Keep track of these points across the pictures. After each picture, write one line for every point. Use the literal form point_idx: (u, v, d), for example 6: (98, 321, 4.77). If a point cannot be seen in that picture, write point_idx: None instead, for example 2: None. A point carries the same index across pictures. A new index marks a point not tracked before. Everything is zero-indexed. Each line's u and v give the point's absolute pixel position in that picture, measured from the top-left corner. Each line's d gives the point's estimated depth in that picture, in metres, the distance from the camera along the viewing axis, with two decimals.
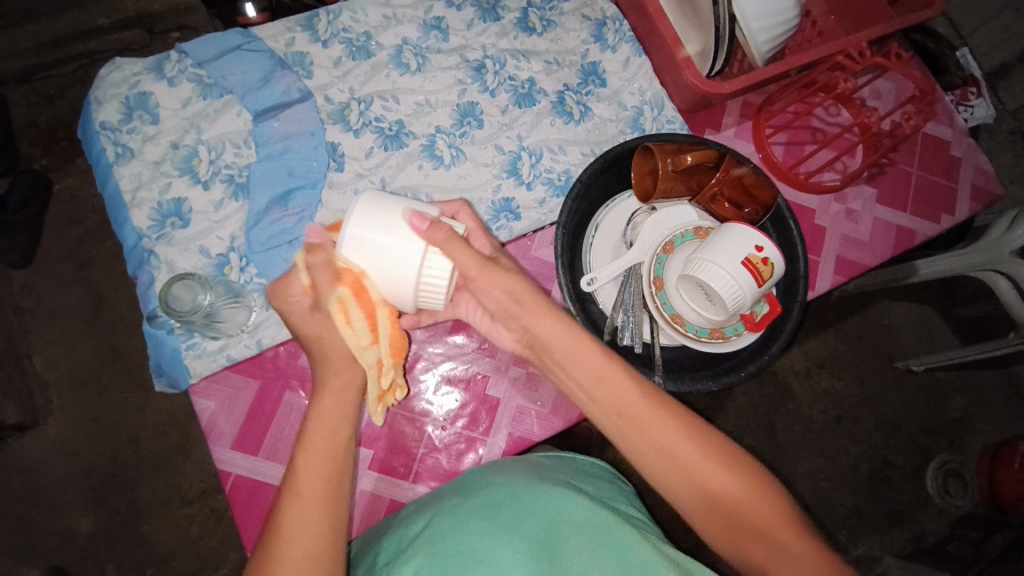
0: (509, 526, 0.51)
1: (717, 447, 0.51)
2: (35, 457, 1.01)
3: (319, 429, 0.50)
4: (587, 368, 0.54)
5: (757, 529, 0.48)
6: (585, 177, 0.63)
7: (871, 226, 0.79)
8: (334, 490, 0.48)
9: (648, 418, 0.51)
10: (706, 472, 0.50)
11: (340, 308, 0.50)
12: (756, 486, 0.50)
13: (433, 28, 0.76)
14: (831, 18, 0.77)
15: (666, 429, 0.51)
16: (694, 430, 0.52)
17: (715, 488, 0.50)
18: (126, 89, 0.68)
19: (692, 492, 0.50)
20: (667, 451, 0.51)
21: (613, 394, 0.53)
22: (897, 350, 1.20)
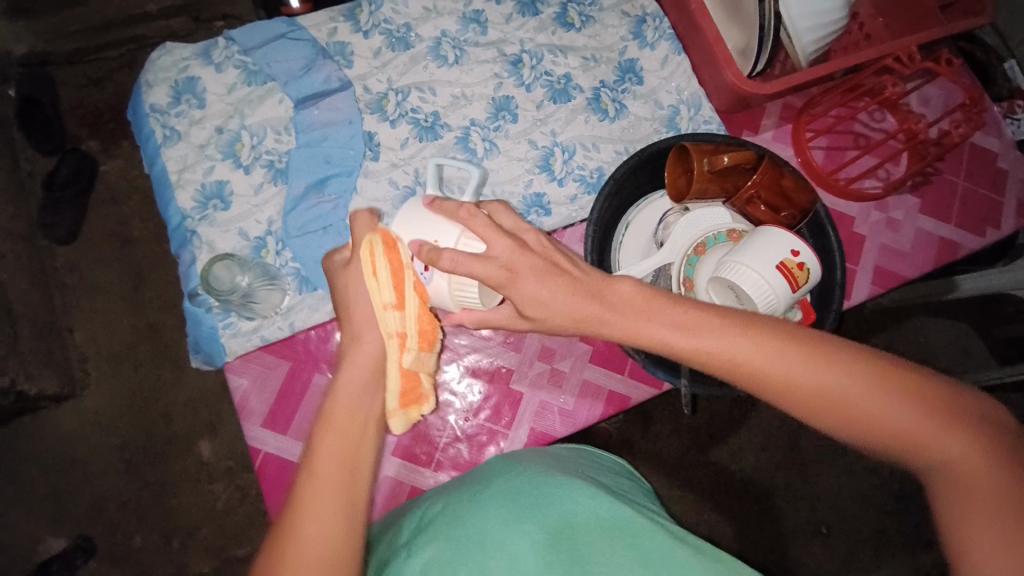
0: (523, 513, 0.51)
1: (868, 372, 0.47)
2: (71, 426, 1.05)
3: (337, 408, 0.48)
4: (700, 330, 0.49)
5: (921, 445, 0.46)
6: (620, 174, 0.62)
7: (911, 237, 0.77)
8: (352, 470, 0.46)
9: (766, 364, 0.47)
10: (857, 404, 0.46)
11: (368, 256, 0.49)
12: (914, 405, 0.46)
13: (472, 21, 0.76)
14: (879, 21, 0.74)
15: (798, 373, 0.47)
16: (833, 362, 0.47)
17: (871, 416, 0.46)
18: (175, 74, 0.71)
19: (849, 424, 0.47)
20: (805, 393, 0.47)
21: (728, 350, 0.48)
22: (929, 367, 1.16)
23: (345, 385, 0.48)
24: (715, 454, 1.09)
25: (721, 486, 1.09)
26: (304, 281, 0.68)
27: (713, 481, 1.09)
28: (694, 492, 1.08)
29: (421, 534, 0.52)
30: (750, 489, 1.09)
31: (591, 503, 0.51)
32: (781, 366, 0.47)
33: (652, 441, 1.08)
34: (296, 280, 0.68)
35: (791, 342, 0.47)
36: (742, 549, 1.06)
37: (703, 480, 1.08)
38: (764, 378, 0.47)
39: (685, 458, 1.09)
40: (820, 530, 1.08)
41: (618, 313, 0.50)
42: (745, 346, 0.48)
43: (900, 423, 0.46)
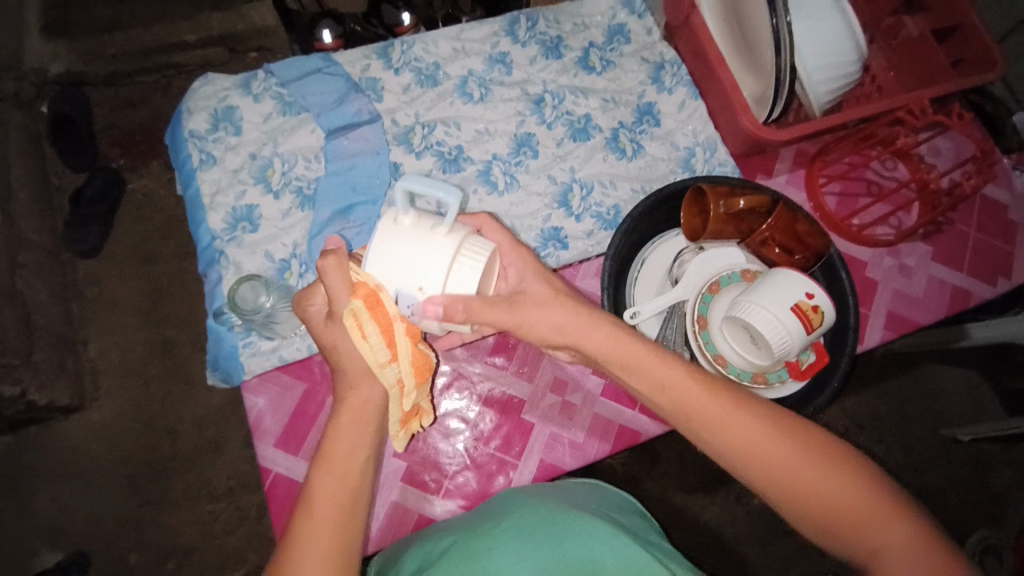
0: (539, 546, 0.51)
1: (804, 437, 0.48)
2: (77, 439, 1.05)
3: (334, 449, 0.49)
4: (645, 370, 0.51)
5: (852, 520, 0.46)
6: (637, 213, 0.64)
7: (924, 283, 0.77)
8: (347, 512, 0.47)
9: (712, 410, 0.49)
10: (794, 470, 0.47)
11: (356, 321, 0.48)
12: (850, 478, 0.47)
13: (498, 62, 0.80)
14: (891, 74, 0.78)
15: (742, 425, 0.48)
16: (773, 422, 0.49)
17: (803, 483, 0.47)
18: (215, 102, 0.74)
19: (780, 490, 0.47)
20: (745, 449, 0.48)
21: (680, 387, 0.50)
22: (941, 416, 1.15)
23: (343, 426, 0.50)
24: (722, 495, 1.07)
25: (728, 529, 1.06)
26: None
27: (719, 523, 1.07)
28: (700, 534, 1.06)
29: (435, 563, 0.52)
30: (757, 534, 1.07)
31: (611, 544, 0.51)
32: (728, 415, 0.49)
33: (658, 479, 1.07)
34: None
35: (737, 396, 0.50)
36: None
37: (709, 522, 1.06)
38: (708, 426, 0.49)
39: (691, 498, 1.07)
40: None
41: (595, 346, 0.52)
42: (693, 392, 0.50)
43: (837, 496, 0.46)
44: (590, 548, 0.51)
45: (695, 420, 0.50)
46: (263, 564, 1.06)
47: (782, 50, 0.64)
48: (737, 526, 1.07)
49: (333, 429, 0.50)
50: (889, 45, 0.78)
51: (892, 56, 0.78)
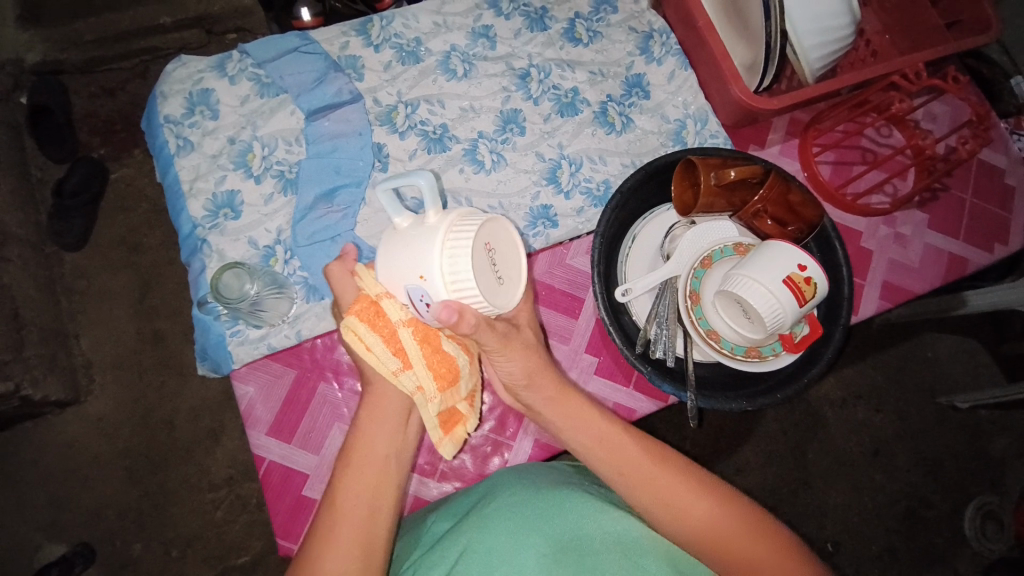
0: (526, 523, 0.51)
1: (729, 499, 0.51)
2: (74, 434, 1.05)
3: (357, 454, 0.53)
4: (581, 422, 0.53)
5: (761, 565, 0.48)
6: (627, 187, 0.63)
7: (920, 251, 0.76)
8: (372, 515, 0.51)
9: (639, 463, 0.51)
10: (705, 517, 0.49)
11: (355, 337, 0.51)
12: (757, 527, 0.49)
13: (481, 36, 0.77)
14: (886, 38, 0.75)
15: (659, 475, 0.51)
16: (690, 474, 0.51)
17: (713, 527, 0.49)
18: (190, 85, 0.72)
19: (694, 538, 0.49)
20: (669, 501, 0.50)
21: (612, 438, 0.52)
22: (938, 384, 1.15)
23: (364, 434, 0.54)
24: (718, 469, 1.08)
25: None
26: (312, 289, 0.69)
27: None
28: None
29: (433, 549, 0.54)
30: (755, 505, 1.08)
31: (600, 517, 0.52)
32: (648, 471, 0.51)
33: None
34: (304, 288, 0.69)
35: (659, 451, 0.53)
36: None
37: None
38: (629, 476, 0.51)
39: None
40: (827, 549, 1.07)
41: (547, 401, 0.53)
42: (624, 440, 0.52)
43: (744, 544, 0.48)
44: (580, 523, 0.51)
45: (621, 475, 0.51)
46: (266, 551, 1.06)
47: (772, 14, 0.62)
48: None
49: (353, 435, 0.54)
50: (882, 8, 0.76)
51: (886, 19, 0.75)
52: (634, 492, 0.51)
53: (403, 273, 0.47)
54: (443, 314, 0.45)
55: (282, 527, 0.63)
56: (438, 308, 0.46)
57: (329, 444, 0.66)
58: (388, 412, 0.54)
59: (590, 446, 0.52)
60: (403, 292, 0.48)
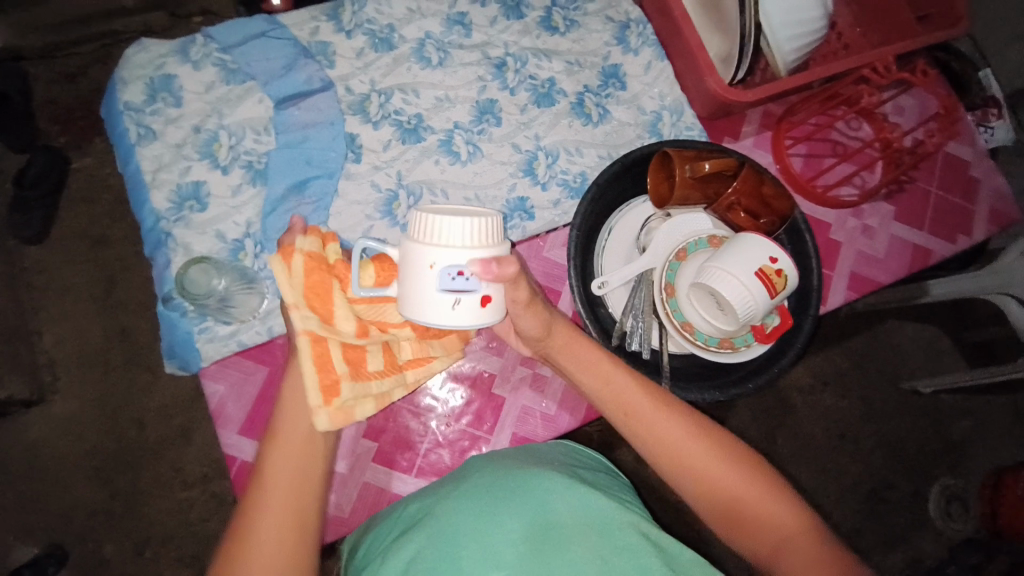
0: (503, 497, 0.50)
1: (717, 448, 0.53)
2: (41, 432, 1.02)
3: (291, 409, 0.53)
4: (594, 373, 0.56)
5: (763, 519, 0.50)
6: (602, 180, 0.63)
7: (887, 243, 0.78)
8: (302, 484, 0.50)
9: (653, 419, 0.54)
10: (712, 471, 0.52)
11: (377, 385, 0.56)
12: (763, 487, 0.51)
13: (456, 23, 0.76)
14: (857, 31, 0.76)
15: (673, 431, 0.53)
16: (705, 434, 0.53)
17: (720, 483, 0.51)
18: (151, 71, 0.69)
19: (701, 492, 0.52)
20: (665, 447, 0.53)
21: (618, 389, 0.55)
22: (903, 370, 1.19)
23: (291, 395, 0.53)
24: None
25: None
26: None
27: None
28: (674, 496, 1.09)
29: (405, 531, 0.51)
30: None
31: (568, 494, 0.51)
32: (664, 428, 0.53)
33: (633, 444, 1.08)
34: (275, 283, 0.67)
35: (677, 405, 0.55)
36: (723, 553, 1.06)
37: None
38: (647, 432, 0.54)
39: None
40: None
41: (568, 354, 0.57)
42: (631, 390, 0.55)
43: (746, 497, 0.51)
44: (545, 502, 0.50)
45: (630, 420, 0.54)
46: None
47: (745, 9, 0.63)
48: None
49: (280, 408, 0.53)
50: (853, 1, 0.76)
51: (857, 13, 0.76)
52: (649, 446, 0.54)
53: (430, 280, 0.48)
54: (481, 270, 0.47)
55: None
56: (479, 270, 0.47)
57: None
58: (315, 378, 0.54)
59: (611, 402, 0.56)
60: (443, 298, 0.48)
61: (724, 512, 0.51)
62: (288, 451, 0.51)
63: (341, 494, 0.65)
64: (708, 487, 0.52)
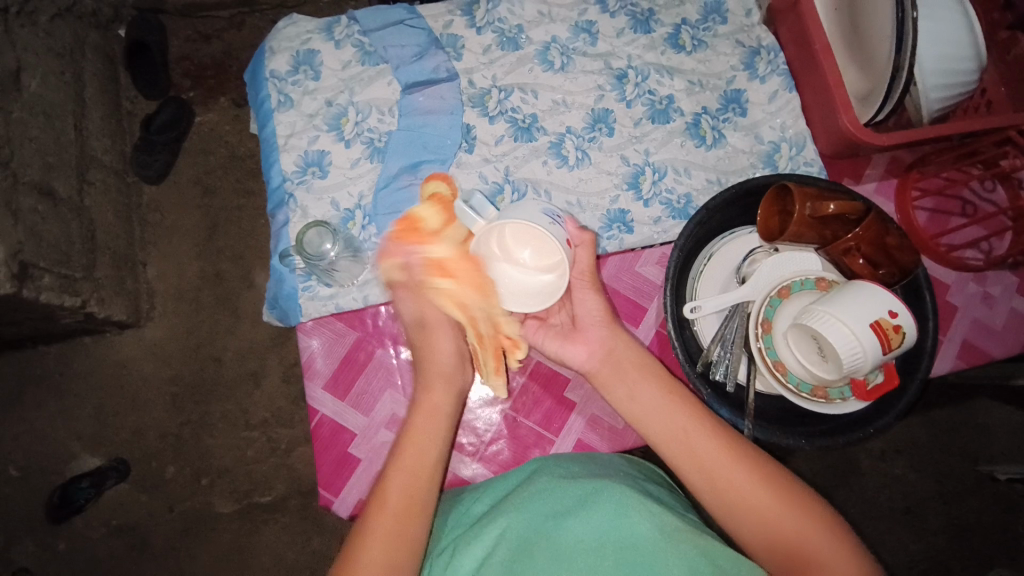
0: (569, 504, 0.51)
1: (773, 482, 0.50)
2: (131, 355, 1.11)
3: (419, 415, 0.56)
4: (645, 392, 0.56)
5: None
6: (713, 204, 0.62)
7: (1006, 316, 0.73)
8: (414, 503, 0.51)
9: (702, 451, 0.52)
10: (770, 510, 0.49)
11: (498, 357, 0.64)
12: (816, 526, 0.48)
13: (583, 30, 0.77)
14: (1002, 90, 0.70)
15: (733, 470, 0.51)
16: (769, 477, 0.50)
17: (779, 523, 0.48)
18: (297, 44, 0.74)
19: (768, 539, 0.49)
20: (715, 475, 0.51)
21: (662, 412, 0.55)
22: (986, 454, 1.10)
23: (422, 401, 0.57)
24: None
25: None
26: None
27: None
28: None
29: (476, 524, 0.53)
30: None
31: (637, 511, 0.48)
32: (721, 466, 0.51)
33: None
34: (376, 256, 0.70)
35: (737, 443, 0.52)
36: None
37: None
38: (703, 468, 0.51)
39: None
40: None
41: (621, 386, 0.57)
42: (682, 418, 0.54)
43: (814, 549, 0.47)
44: (619, 512, 0.48)
45: (680, 446, 0.53)
46: (287, 495, 1.10)
47: (903, 48, 0.59)
48: None
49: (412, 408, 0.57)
50: (1000, 60, 0.70)
51: (1005, 71, 0.70)
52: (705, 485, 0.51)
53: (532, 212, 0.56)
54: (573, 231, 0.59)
55: (326, 479, 0.66)
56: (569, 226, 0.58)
57: (380, 409, 0.68)
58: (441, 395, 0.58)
59: (662, 435, 0.54)
60: (543, 215, 0.55)
61: (795, 566, 0.47)
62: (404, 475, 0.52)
63: None
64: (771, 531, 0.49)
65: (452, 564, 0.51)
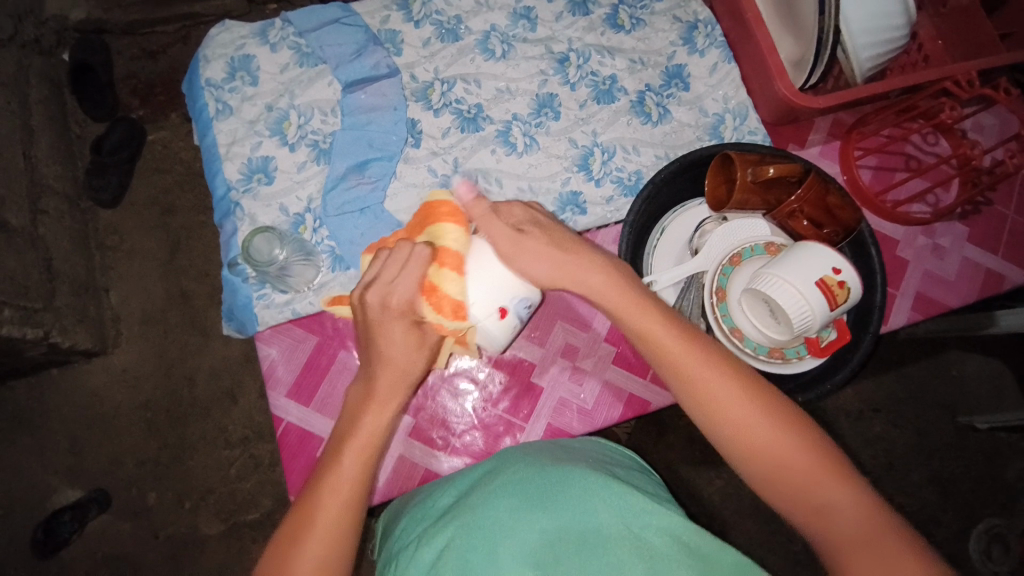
0: (541, 499, 0.49)
1: (770, 404, 0.48)
2: (101, 384, 1.08)
3: (360, 426, 0.50)
4: (640, 321, 0.51)
5: (817, 490, 0.44)
6: (659, 178, 0.62)
7: (957, 265, 0.74)
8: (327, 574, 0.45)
9: (698, 372, 0.49)
10: (763, 429, 0.46)
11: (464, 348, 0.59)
12: (810, 446, 0.46)
13: (522, 17, 0.76)
14: (939, 44, 0.71)
15: (735, 398, 0.48)
16: (757, 393, 0.48)
17: (770, 444, 0.46)
18: (232, 50, 0.73)
19: (764, 468, 0.46)
20: (709, 396, 0.48)
21: (661, 334, 0.51)
22: (960, 404, 1.12)
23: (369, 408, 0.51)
24: (727, 470, 1.06)
25: (731, 506, 1.05)
26: (339, 259, 0.69)
27: (722, 498, 1.06)
28: (703, 509, 1.05)
29: (436, 522, 0.52)
30: (761, 512, 1.06)
31: (606, 495, 0.49)
32: (712, 381, 0.48)
33: (663, 451, 1.05)
34: (331, 258, 0.69)
35: (736, 371, 0.49)
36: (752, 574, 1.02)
37: (713, 496, 1.05)
38: (701, 394, 0.48)
39: (696, 472, 1.05)
40: None
41: (622, 310, 0.52)
42: (677, 341, 0.50)
43: (812, 478, 0.45)
44: (585, 501, 0.49)
45: (672, 370, 0.50)
46: (275, 511, 1.09)
47: (825, 10, 0.61)
48: (740, 503, 1.06)
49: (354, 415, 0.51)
50: (937, 12, 0.72)
51: (940, 24, 0.71)
52: (701, 408, 0.49)
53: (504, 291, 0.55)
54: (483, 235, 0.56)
55: (295, 488, 0.65)
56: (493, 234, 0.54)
57: None
58: (381, 427, 0.50)
59: (659, 355, 0.51)
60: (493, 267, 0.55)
61: (782, 480, 0.45)
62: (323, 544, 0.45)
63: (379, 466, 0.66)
64: (767, 460, 0.46)
65: (413, 561, 0.49)
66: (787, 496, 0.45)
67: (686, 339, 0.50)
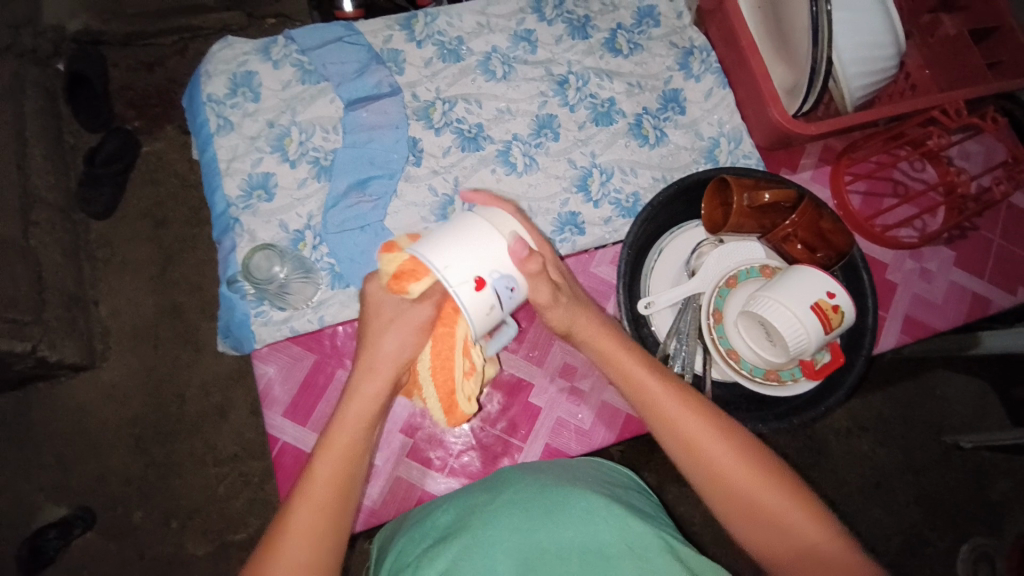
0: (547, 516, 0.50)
1: (742, 444, 0.50)
2: (88, 399, 1.06)
3: (342, 426, 0.49)
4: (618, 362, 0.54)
5: (788, 528, 0.47)
6: (658, 201, 0.63)
7: (944, 288, 0.76)
8: None
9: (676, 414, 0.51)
10: (737, 469, 0.49)
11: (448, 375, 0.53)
12: (778, 484, 0.48)
13: (523, 39, 0.78)
14: (926, 73, 0.74)
15: (711, 439, 0.50)
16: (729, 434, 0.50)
17: (744, 483, 0.49)
18: (235, 66, 0.73)
19: (738, 506, 0.49)
20: (686, 435, 0.51)
21: (639, 376, 0.53)
22: (945, 422, 1.14)
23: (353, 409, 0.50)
24: None
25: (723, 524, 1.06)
26: (338, 277, 0.69)
27: (714, 515, 1.06)
28: (695, 527, 1.05)
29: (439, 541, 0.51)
30: None
31: (607, 516, 0.49)
32: (688, 421, 0.51)
33: (656, 468, 1.05)
34: (330, 276, 0.69)
35: (714, 415, 0.52)
36: None
37: (704, 514, 1.06)
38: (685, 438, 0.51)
39: (688, 490, 1.06)
40: None
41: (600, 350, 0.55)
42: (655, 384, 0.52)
43: (791, 517, 0.47)
44: (588, 522, 0.49)
45: (650, 410, 0.52)
46: (264, 530, 1.07)
47: (819, 40, 0.62)
48: None
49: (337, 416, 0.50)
50: (925, 42, 0.74)
51: (927, 54, 0.74)
52: (681, 450, 0.51)
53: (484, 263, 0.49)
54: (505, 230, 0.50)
55: None
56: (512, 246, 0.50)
57: None
58: (355, 429, 0.49)
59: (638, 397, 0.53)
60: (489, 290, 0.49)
61: (755, 519, 0.48)
62: (298, 558, 0.45)
63: (375, 486, 0.66)
64: (741, 500, 0.48)
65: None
66: (766, 537, 0.48)
67: (667, 384, 0.52)
